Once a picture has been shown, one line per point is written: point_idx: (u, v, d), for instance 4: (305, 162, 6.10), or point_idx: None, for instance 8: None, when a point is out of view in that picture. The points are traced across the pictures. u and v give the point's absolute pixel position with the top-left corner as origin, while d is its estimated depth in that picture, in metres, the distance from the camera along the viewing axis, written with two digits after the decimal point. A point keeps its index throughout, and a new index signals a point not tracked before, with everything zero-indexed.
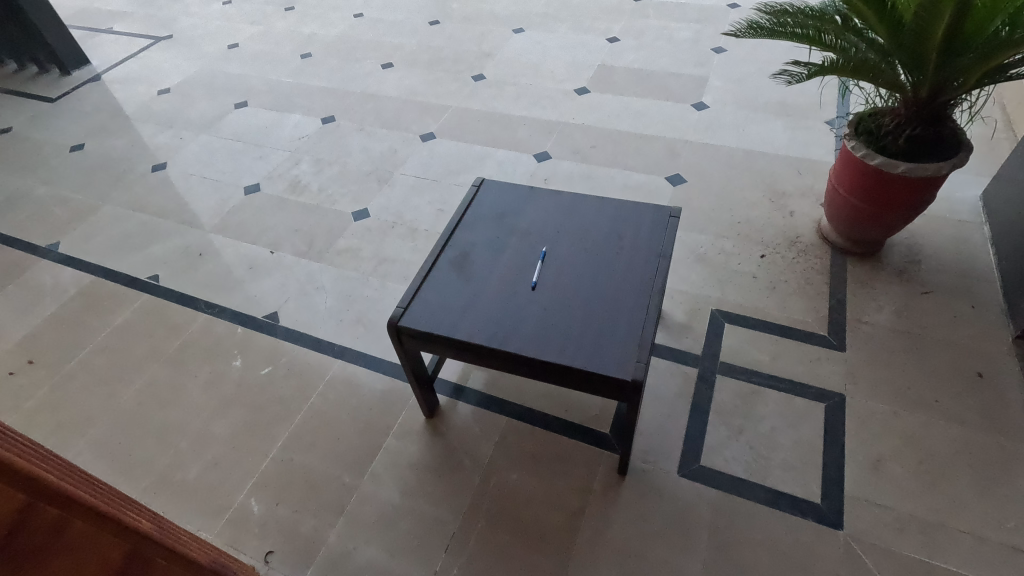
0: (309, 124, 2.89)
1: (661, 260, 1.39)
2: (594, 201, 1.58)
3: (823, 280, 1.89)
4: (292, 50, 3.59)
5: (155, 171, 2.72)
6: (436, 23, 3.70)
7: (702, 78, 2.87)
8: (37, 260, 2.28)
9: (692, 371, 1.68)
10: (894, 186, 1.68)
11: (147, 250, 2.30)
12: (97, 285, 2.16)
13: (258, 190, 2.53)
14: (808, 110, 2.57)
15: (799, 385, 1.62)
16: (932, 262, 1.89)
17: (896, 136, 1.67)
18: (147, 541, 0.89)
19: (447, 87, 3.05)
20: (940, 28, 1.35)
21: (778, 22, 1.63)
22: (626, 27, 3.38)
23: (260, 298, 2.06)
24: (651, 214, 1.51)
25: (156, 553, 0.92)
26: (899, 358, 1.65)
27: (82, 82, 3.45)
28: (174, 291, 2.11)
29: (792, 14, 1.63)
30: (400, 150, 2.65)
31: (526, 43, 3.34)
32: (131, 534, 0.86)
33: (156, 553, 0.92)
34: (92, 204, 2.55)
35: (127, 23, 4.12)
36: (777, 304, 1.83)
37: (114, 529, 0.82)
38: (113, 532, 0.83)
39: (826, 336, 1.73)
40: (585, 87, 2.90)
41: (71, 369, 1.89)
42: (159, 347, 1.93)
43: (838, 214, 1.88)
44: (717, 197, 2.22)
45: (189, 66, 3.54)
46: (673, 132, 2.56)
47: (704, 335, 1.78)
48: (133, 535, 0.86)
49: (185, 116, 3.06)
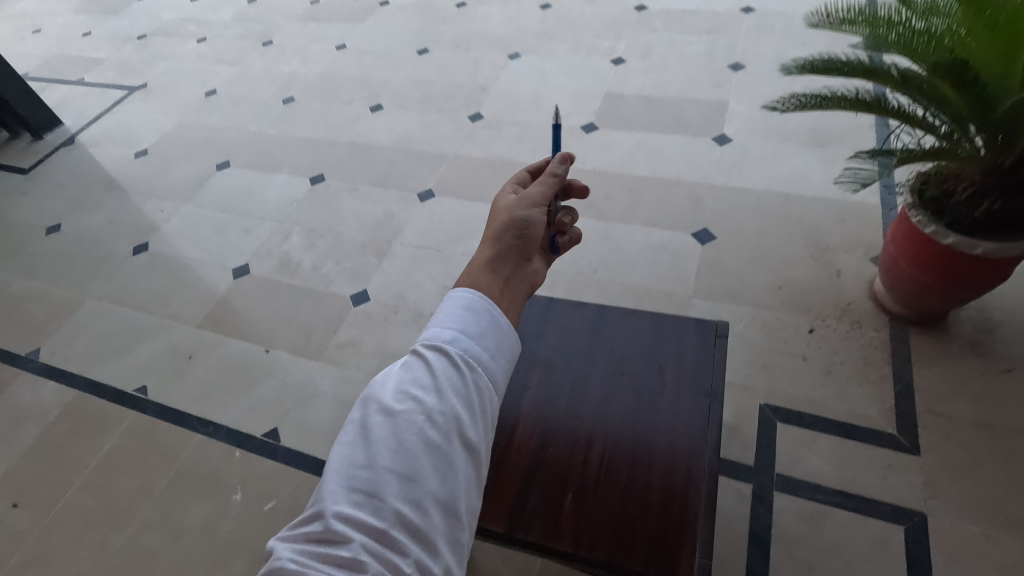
0: (296, 186, 2.66)
1: (712, 402, 1.18)
2: (624, 314, 1.37)
3: (884, 358, 1.66)
4: (273, 93, 3.32)
5: (135, 253, 2.49)
6: (424, 50, 3.41)
7: (720, 103, 2.61)
8: (17, 373, 2.09)
9: (747, 487, 1.48)
10: (970, 264, 1.44)
11: (133, 353, 2.10)
12: (83, 402, 1.98)
13: (247, 272, 2.32)
14: (844, 138, 2.32)
15: (871, 503, 1.42)
16: (1009, 330, 1.66)
17: (970, 208, 1.41)
18: (505, 238, 0.87)
19: (443, 129, 2.79)
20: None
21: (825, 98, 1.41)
22: (631, 44, 3.11)
23: (258, 412, 1.87)
24: (692, 334, 1.30)
25: (539, 209, 0.91)
26: (983, 461, 1.44)
27: (54, 148, 3.19)
28: (164, 406, 1.93)
29: (834, 99, 1.42)
30: (396, 213, 2.43)
31: (524, 70, 3.07)
32: (488, 258, 0.83)
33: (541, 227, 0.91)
34: (71, 298, 2.34)
35: (98, 72, 3.80)
36: (835, 395, 1.62)
37: (522, 286, 0.84)
38: (507, 283, 0.81)
39: (896, 435, 1.52)
40: (592, 123, 2.65)
41: (57, 513, 1.72)
42: (150, 481, 1.75)
43: (899, 286, 1.65)
44: (752, 256, 1.99)
45: (165, 119, 3.29)
46: (695, 175, 2.31)
47: (755, 439, 1.57)
48: (501, 259, 0.83)
49: (165, 183, 2.83)
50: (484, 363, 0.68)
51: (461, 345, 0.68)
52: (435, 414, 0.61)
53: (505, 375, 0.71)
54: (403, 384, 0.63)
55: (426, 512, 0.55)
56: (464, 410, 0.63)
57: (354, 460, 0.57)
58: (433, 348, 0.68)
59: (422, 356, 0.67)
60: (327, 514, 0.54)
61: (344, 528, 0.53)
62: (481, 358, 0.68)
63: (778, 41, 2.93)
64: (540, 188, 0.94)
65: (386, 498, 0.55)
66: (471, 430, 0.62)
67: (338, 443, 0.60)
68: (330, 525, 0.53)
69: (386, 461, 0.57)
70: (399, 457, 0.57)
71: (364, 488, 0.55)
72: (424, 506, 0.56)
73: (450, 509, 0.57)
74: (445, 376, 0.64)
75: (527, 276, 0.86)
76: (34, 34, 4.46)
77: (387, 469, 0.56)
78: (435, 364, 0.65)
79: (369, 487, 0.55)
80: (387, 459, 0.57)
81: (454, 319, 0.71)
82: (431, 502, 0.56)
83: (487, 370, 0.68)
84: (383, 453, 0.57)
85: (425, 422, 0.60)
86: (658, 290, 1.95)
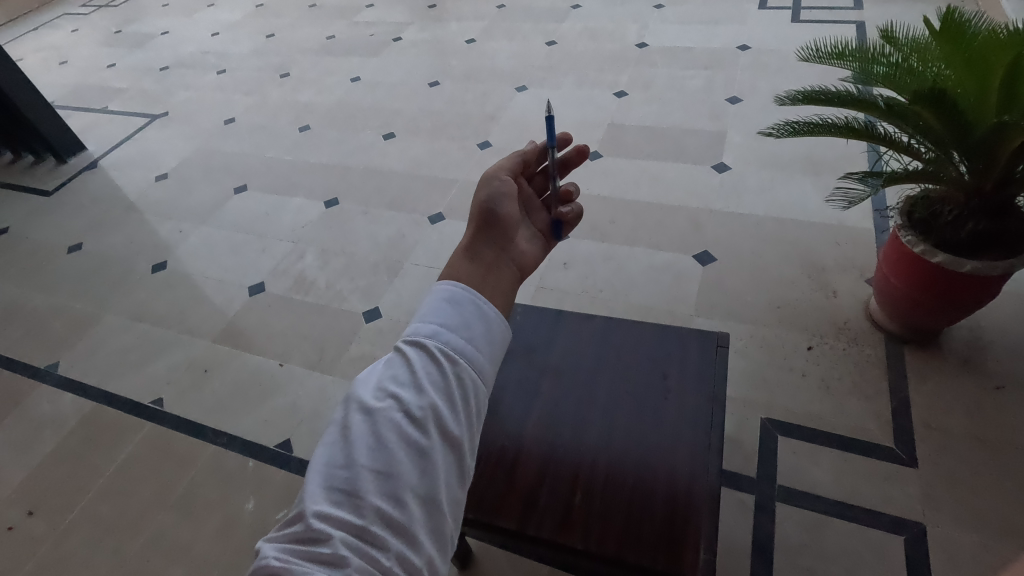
0: (311, 208, 2.76)
1: (715, 407, 1.24)
2: (630, 325, 1.44)
3: (881, 374, 1.72)
4: (290, 121, 3.46)
5: (154, 271, 2.58)
6: (435, 83, 3.57)
7: (718, 133, 2.74)
8: (37, 385, 2.15)
9: (750, 497, 1.52)
10: (959, 282, 1.51)
11: (150, 366, 2.16)
12: (100, 413, 2.03)
13: (262, 290, 2.40)
14: (837, 167, 2.43)
15: (871, 513, 1.45)
16: (1000, 348, 1.72)
17: (957, 228, 1.49)
18: (477, 224, 0.80)
19: (453, 156, 2.91)
20: (1002, 63, 1.20)
21: (816, 125, 1.52)
22: (633, 78, 3.26)
23: (272, 423, 1.92)
24: (696, 344, 1.36)
25: (502, 183, 0.84)
26: (978, 473, 1.49)
27: (78, 171, 3.31)
28: (180, 418, 1.98)
29: (825, 126, 1.52)
30: (408, 234, 2.52)
31: (531, 101, 3.22)
32: (463, 251, 0.76)
33: (512, 202, 0.84)
34: (91, 314, 2.41)
35: (121, 101, 3.96)
36: (833, 409, 1.67)
37: (508, 269, 0.77)
38: (490, 269, 0.74)
39: (894, 448, 1.56)
40: (596, 151, 2.77)
41: (73, 521, 1.75)
42: (165, 490, 1.79)
43: (893, 304, 1.72)
44: (751, 277, 2.07)
45: (185, 145, 3.42)
46: (695, 200, 2.41)
47: (757, 451, 1.61)
48: (477, 247, 0.77)
49: (184, 205, 2.94)
50: (469, 353, 0.62)
51: (442, 336, 0.62)
52: (415, 409, 0.57)
53: (494, 364, 0.65)
54: (383, 381, 0.59)
55: (406, 508, 0.52)
56: (446, 403, 0.58)
57: (333, 459, 0.54)
58: (412, 344, 0.63)
59: (402, 351, 0.62)
60: (304, 516, 0.50)
61: (322, 527, 0.49)
62: (465, 349, 0.62)
63: (773, 75, 3.07)
64: (497, 167, 0.88)
65: (365, 497, 0.51)
66: (453, 423, 0.58)
67: (317, 443, 0.56)
68: (307, 525, 0.49)
69: (364, 459, 0.53)
70: (378, 455, 0.54)
71: (343, 487, 0.52)
72: (403, 502, 0.52)
73: (432, 504, 0.54)
74: (425, 371, 0.60)
75: (513, 256, 0.80)
76: (61, 65, 4.66)
77: (366, 467, 0.53)
78: (414, 359, 0.61)
79: (348, 486, 0.52)
80: (365, 457, 0.53)
81: (436, 310, 0.65)
82: (411, 498, 0.53)
83: (472, 361, 0.62)
84: (361, 451, 0.54)
85: (403, 420, 0.56)
86: (662, 309, 2.02)
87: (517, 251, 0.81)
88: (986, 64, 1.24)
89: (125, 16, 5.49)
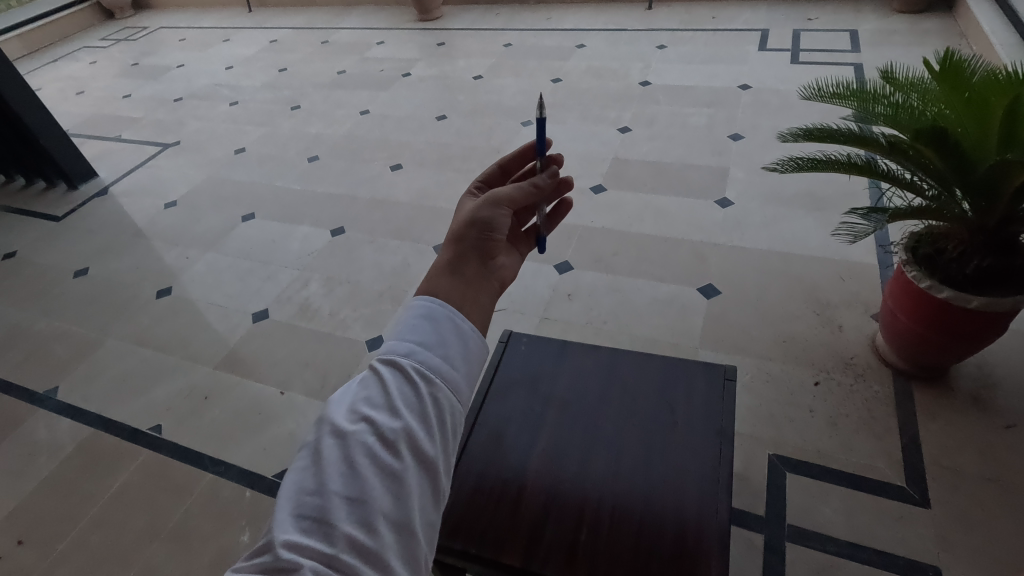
0: (317, 237, 2.79)
1: (724, 442, 1.22)
2: (637, 356, 1.43)
3: (889, 411, 1.70)
4: (299, 151, 3.53)
5: (159, 296, 2.58)
6: (443, 116, 3.65)
7: (721, 169, 2.78)
8: (35, 410, 2.13)
9: (759, 537, 1.48)
10: (964, 318, 1.50)
11: (150, 393, 2.14)
12: (97, 440, 2.00)
13: (266, 317, 2.40)
14: (839, 203, 2.46)
15: (884, 555, 1.41)
16: (1009, 386, 1.70)
17: (962, 264, 1.50)
18: (463, 231, 0.76)
19: (459, 188, 2.95)
20: (1001, 105, 1.22)
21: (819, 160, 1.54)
22: (636, 115, 3.33)
23: (271, 452, 1.89)
24: (703, 377, 1.36)
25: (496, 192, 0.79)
26: (993, 515, 1.45)
27: (88, 198, 3.36)
28: (178, 445, 1.95)
29: (827, 162, 1.55)
30: (413, 264, 2.53)
31: (536, 136, 3.28)
32: (445, 264, 0.72)
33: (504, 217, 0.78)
34: (93, 338, 2.41)
35: (135, 130, 4.05)
36: (842, 446, 1.64)
37: (489, 286, 0.74)
38: (471, 284, 0.71)
39: (905, 488, 1.53)
40: (600, 184, 2.81)
41: (63, 550, 1.71)
42: (159, 520, 1.75)
43: (899, 339, 1.71)
44: (756, 311, 2.06)
45: (195, 173, 3.47)
46: (699, 234, 2.43)
47: (765, 489, 1.58)
48: (460, 263, 0.73)
49: (192, 232, 2.97)
50: (446, 373, 0.59)
51: (418, 355, 0.59)
52: (387, 430, 0.53)
53: (472, 383, 0.63)
54: (356, 403, 0.55)
55: (378, 534, 0.48)
56: (421, 425, 0.55)
57: (302, 485, 0.50)
58: (386, 363, 0.59)
59: (377, 370, 0.59)
60: (272, 545, 0.46)
61: (292, 557, 0.44)
62: (441, 368, 0.59)
63: (774, 114, 3.14)
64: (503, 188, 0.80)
65: (337, 523, 0.47)
66: (428, 444, 0.54)
67: (287, 470, 0.52)
68: (276, 556, 0.45)
69: (335, 485, 0.49)
70: (350, 480, 0.50)
71: (313, 514, 0.48)
72: (376, 528, 0.48)
73: (407, 529, 0.49)
74: (399, 391, 0.56)
75: (494, 271, 0.76)
76: (78, 95, 4.78)
77: (337, 493, 0.49)
78: (388, 379, 0.57)
79: (319, 512, 0.47)
80: (336, 482, 0.49)
81: (412, 328, 0.62)
82: (384, 523, 0.48)
83: (449, 379, 0.59)
84: (333, 476, 0.50)
85: (376, 443, 0.52)
86: (666, 341, 2.01)
87: (497, 265, 0.78)
88: (984, 105, 1.26)
89: (142, 49, 5.66)
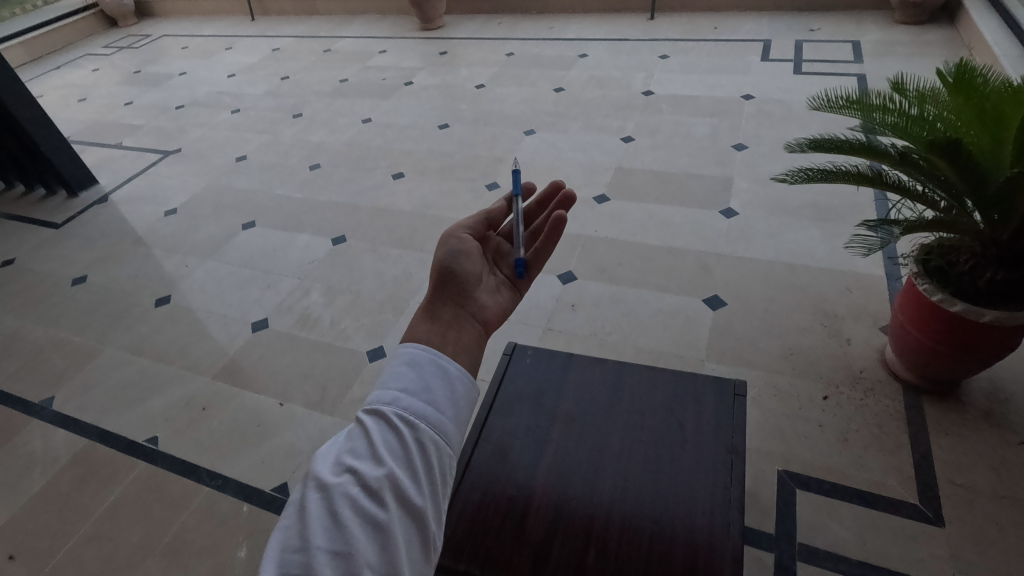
0: (318, 245, 2.76)
1: (734, 459, 1.19)
2: (645, 370, 1.40)
3: (900, 426, 1.67)
4: (301, 160, 3.51)
5: (158, 305, 2.55)
6: (445, 125, 3.64)
7: (725, 179, 2.76)
8: (29, 421, 2.09)
9: (769, 556, 1.44)
10: (976, 333, 1.47)
11: (147, 403, 2.11)
12: (93, 452, 1.96)
13: (265, 326, 2.37)
14: (845, 214, 2.44)
15: None
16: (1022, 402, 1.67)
17: (974, 276, 1.47)
18: (436, 278, 0.79)
19: (461, 197, 2.94)
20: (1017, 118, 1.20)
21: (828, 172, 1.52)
22: (639, 124, 3.32)
23: (269, 465, 1.85)
24: (712, 391, 1.32)
25: (460, 240, 0.83)
26: (1009, 535, 1.41)
27: (88, 205, 3.34)
28: (174, 458, 1.91)
29: (837, 173, 1.53)
30: (415, 273, 2.51)
31: (539, 145, 3.27)
32: (423, 311, 0.73)
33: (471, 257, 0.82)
34: (90, 348, 2.37)
35: (136, 137, 4.04)
36: (852, 462, 1.61)
37: (469, 327, 0.73)
38: (450, 325, 0.71)
39: (918, 506, 1.49)
40: (604, 194, 2.79)
41: (54, 566, 1.66)
42: (153, 535, 1.71)
43: (909, 353, 1.68)
44: (762, 323, 2.04)
45: (196, 181, 3.46)
46: (703, 244, 2.41)
47: (774, 506, 1.54)
48: (435, 307, 0.74)
49: (192, 240, 2.94)
50: (432, 418, 0.58)
51: (402, 403, 0.58)
52: (372, 480, 0.51)
53: (460, 429, 0.61)
54: (339, 455, 0.54)
55: None
56: (408, 474, 0.53)
57: (285, 542, 0.47)
58: (371, 413, 0.58)
59: (361, 420, 0.57)
60: None
61: None
62: (427, 414, 0.58)
63: (778, 124, 3.13)
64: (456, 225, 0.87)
65: None
66: (415, 493, 0.52)
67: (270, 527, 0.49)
68: None
69: (319, 540, 0.47)
70: (335, 534, 0.47)
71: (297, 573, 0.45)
72: None
73: None
74: (384, 440, 0.55)
75: (473, 311, 0.76)
76: (80, 102, 4.77)
77: (321, 548, 0.46)
78: (374, 428, 0.56)
79: (302, 570, 0.45)
80: (320, 537, 0.47)
81: (397, 376, 0.61)
82: None
83: (435, 425, 0.58)
84: (317, 530, 0.47)
85: (361, 494, 0.50)
86: (672, 354, 1.98)
87: (477, 305, 0.78)
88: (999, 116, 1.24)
89: (145, 57, 5.66)
